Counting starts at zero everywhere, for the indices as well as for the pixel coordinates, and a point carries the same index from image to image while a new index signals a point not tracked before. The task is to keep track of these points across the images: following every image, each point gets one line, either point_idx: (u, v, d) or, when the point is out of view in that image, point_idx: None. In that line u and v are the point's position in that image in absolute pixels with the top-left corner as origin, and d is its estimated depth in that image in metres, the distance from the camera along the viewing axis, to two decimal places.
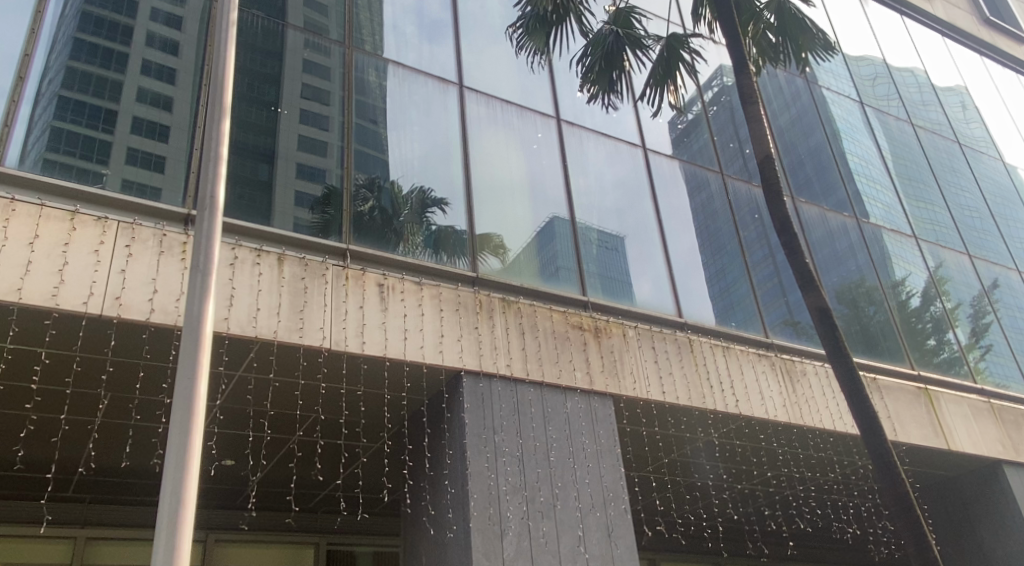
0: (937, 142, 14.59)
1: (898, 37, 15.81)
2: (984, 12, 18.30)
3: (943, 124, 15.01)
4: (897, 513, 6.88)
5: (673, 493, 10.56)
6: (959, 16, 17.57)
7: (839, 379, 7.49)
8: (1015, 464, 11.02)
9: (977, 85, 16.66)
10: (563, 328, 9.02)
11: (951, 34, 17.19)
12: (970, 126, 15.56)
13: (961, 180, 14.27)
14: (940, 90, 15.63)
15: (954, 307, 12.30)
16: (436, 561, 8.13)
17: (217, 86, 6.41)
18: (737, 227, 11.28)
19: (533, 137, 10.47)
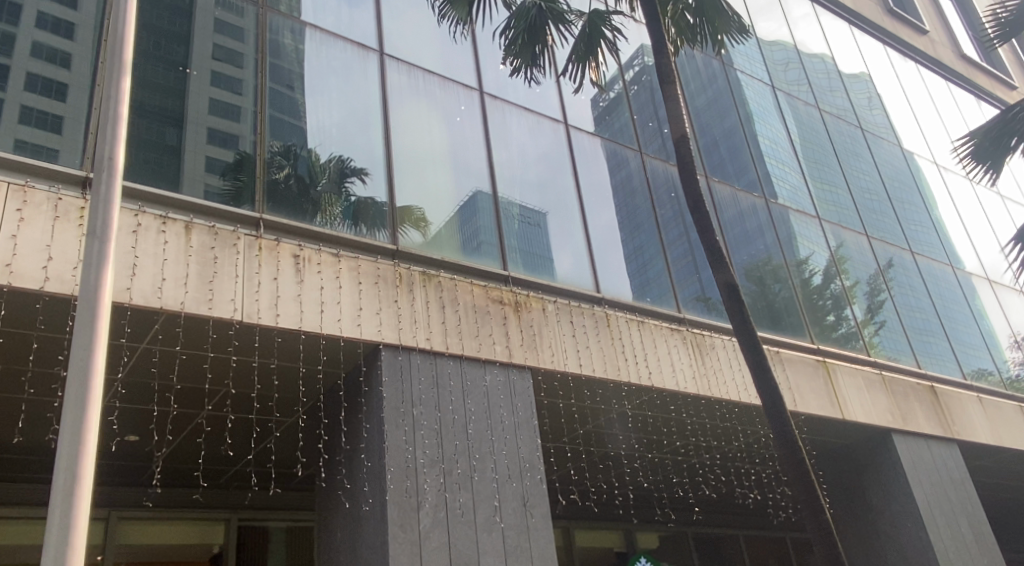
0: (841, 126, 15.29)
1: (808, 23, 16.45)
2: (888, 4, 19.29)
3: (847, 110, 15.72)
4: (795, 479, 7.25)
5: (587, 462, 10.84)
6: (865, 6, 18.45)
7: (745, 352, 7.81)
8: (903, 432, 11.78)
9: (880, 73, 17.50)
10: (483, 302, 9.06)
11: (857, 23, 18.00)
12: (872, 111, 16.36)
13: (862, 164, 15.02)
14: (846, 76, 16.37)
15: (852, 285, 13.01)
16: (352, 535, 8.10)
17: (113, 44, 6.13)
18: (654, 206, 11.53)
19: (456, 109, 10.39)
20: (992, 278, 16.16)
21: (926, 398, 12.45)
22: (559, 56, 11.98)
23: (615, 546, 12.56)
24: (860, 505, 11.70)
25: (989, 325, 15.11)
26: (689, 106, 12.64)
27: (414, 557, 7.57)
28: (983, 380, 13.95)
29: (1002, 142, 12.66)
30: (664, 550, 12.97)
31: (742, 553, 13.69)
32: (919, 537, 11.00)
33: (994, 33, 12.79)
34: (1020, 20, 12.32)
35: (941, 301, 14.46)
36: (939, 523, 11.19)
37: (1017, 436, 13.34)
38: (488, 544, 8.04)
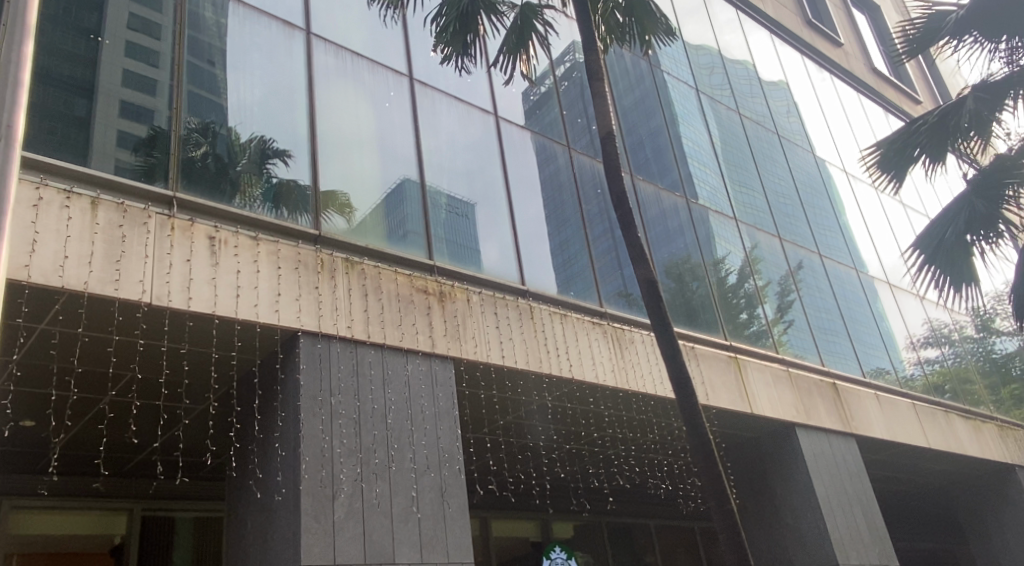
0: (760, 132, 15.84)
1: (731, 30, 17.01)
2: (807, 15, 20.20)
3: (766, 117, 16.32)
4: (704, 469, 7.46)
5: (506, 453, 10.93)
6: (785, 17, 19.24)
7: (661, 346, 7.98)
8: (805, 426, 12.34)
9: (797, 83, 18.25)
10: (407, 291, 8.98)
11: (777, 32, 18.70)
12: (789, 119, 17.03)
13: (777, 168, 15.64)
14: (766, 84, 17.03)
15: (764, 285, 13.54)
16: (263, 525, 7.90)
17: (17, 10, 5.80)
18: (580, 201, 11.67)
19: (385, 94, 10.23)
20: (892, 283, 17.11)
21: (828, 394, 13.09)
22: (490, 46, 11.97)
23: (530, 535, 12.60)
24: (764, 495, 12.22)
25: (888, 326, 16.01)
26: (616, 104, 12.92)
27: (327, 548, 7.43)
28: (880, 378, 14.76)
29: (906, 154, 13.45)
30: (579, 539, 13.09)
31: (653, 543, 13.93)
32: (816, 527, 11.56)
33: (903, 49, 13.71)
34: (927, 38, 13.18)
35: (845, 302, 15.18)
36: (836, 513, 11.79)
37: (909, 431, 14.21)
38: (404, 534, 7.94)
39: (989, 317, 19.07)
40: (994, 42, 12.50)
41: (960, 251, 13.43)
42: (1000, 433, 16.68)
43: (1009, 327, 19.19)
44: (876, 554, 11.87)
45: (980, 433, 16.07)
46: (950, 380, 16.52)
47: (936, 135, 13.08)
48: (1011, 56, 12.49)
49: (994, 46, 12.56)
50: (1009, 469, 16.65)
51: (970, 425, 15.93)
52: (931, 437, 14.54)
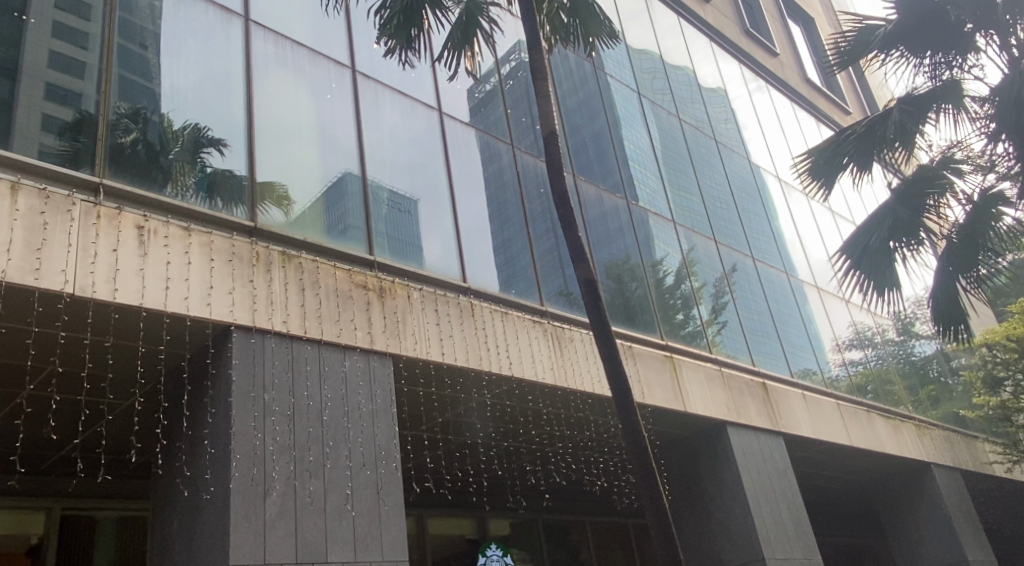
0: (697, 137, 16.45)
1: (672, 35, 17.50)
2: (745, 24, 20.94)
3: (704, 122, 16.93)
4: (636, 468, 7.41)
5: (444, 450, 10.92)
6: (724, 25, 19.93)
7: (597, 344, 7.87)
8: (736, 424, 12.72)
9: (734, 90, 18.90)
10: (345, 287, 8.82)
11: (716, 40, 19.35)
12: (726, 125, 17.70)
13: (713, 173, 16.29)
14: (705, 91, 17.68)
15: (700, 286, 14.14)
16: (189, 527, 7.53)
17: None
18: (523, 200, 11.83)
19: (327, 85, 10.05)
20: (820, 287, 18.00)
21: (758, 394, 13.54)
22: (436, 41, 11.94)
23: (467, 532, 12.60)
24: (695, 492, 12.53)
25: (815, 329, 16.85)
26: (560, 106, 13.30)
27: (257, 548, 7.13)
28: (807, 378, 15.38)
29: (835, 162, 14.21)
30: (515, 537, 13.12)
31: (588, 540, 14.05)
32: (744, 523, 11.90)
33: (835, 60, 14.32)
34: (857, 51, 13.79)
35: (776, 304, 15.97)
36: (763, 509, 12.16)
37: (833, 429, 14.83)
38: (337, 532, 7.70)
39: (911, 322, 20.76)
40: (919, 57, 13.12)
41: (883, 257, 14.01)
42: (917, 432, 17.69)
43: (926, 329, 21.00)
44: (799, 548, 12.29)
45: (897, 431, 16.93)
46: (872, 381, 17.46)
47: (864, 144, 13.85)
48: (934, 70, 13.15)
49: (919, 60, 13.17)
50: (924, 466, 17.53)
51: (889, 424, 16.85)
52: (852, 434, 15.27)
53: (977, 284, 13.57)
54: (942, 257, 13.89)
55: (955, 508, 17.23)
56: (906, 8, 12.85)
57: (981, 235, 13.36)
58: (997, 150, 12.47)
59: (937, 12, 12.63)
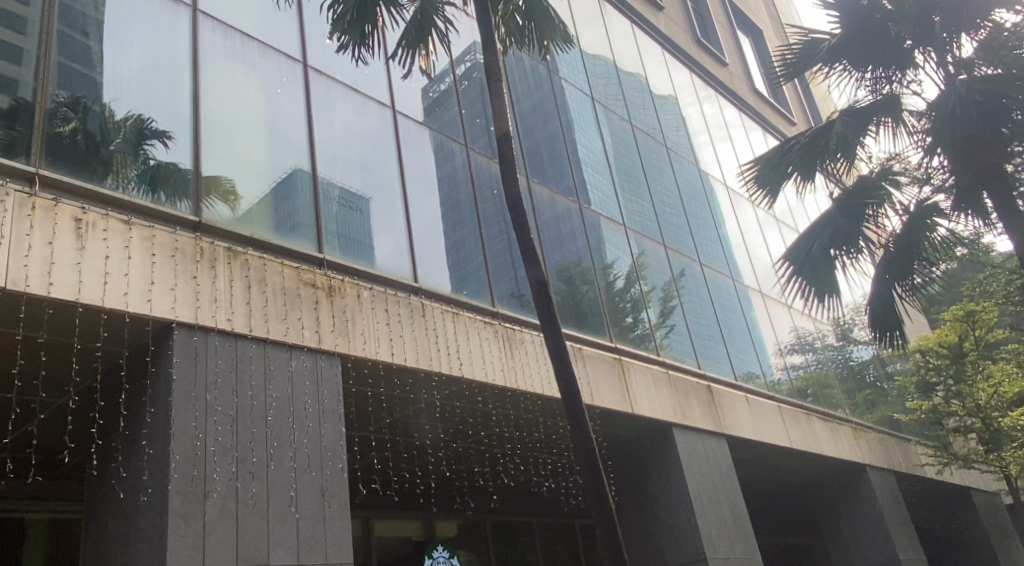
0: (649, 143, 16.68)
1: (626, 41, 17.68)
2: (696, 33, 21.33)
3: (655, 128, 17.17)
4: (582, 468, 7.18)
5: (392, 451, 10.85)
6: (677, 34, 20.26)
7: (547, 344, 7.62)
8: (681, 426, 12.90)
9: (684, 98, 19.22)
10: (293, 284, 8.61)
11: (669, 48, 19.64)
12: (677, 133, 18.00)
13: (664, 179, 16.54)
14: (657, 98, 17.94)
15: (649, 290, 14.31)
16: (123, 531, 7.14)
17: None
18: (476, 202, 11.87)
19: (278, 80, 9.85)
20: (764, 292, 18.45)
21: (703, 396, 13.79)
22: (390, 39, 11.86)
23: (414, 534, 12.48)
24: (641, 493, 12.65)
25: (759, 333, 17.23)
26: (515, 109, 13.35)
27: (195, 552, 6.81)
28: (751, 382, 15.71)
29: (780, 170, 14.52)
30: (462, 538, 13.08)
31: (534, 541, 14.07)
32: (688, 524, 12.04)
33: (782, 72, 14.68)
34: (802, 63, 14.14)
35: (722, 309, 16.28)
36: (706, 510, 12.33)
37: (774, 431, 15.16)
38: (280, 535, 7.41)
39: (850, 328, 21.41)
40: (861, 71, 13.52)
41: (824, 263, 14.35)
42: (854, 435, 18.22)
43: (863, 336, 21.73)
44: (740, 548, 12.51)
45: (834, 434, 17.39)
46: (812, 385, 17.91)
47: (807, 155, 14.19)
48: (875, 85, 13.54)
49: (861, 74, 13.58)
50: (859, 467, 18.03)
51: (828, 426, 17.31)
52: (792, 436, 15.64)
53: (912, 292, 14.00)
54: (879, 266, 14.29)
55: (888, 509, 17.76)
56: (850, 23, 13.19)
57: (917, 245, 13.72)
58: (932, 164, 12.83)
59: (879, 29, 13.01)
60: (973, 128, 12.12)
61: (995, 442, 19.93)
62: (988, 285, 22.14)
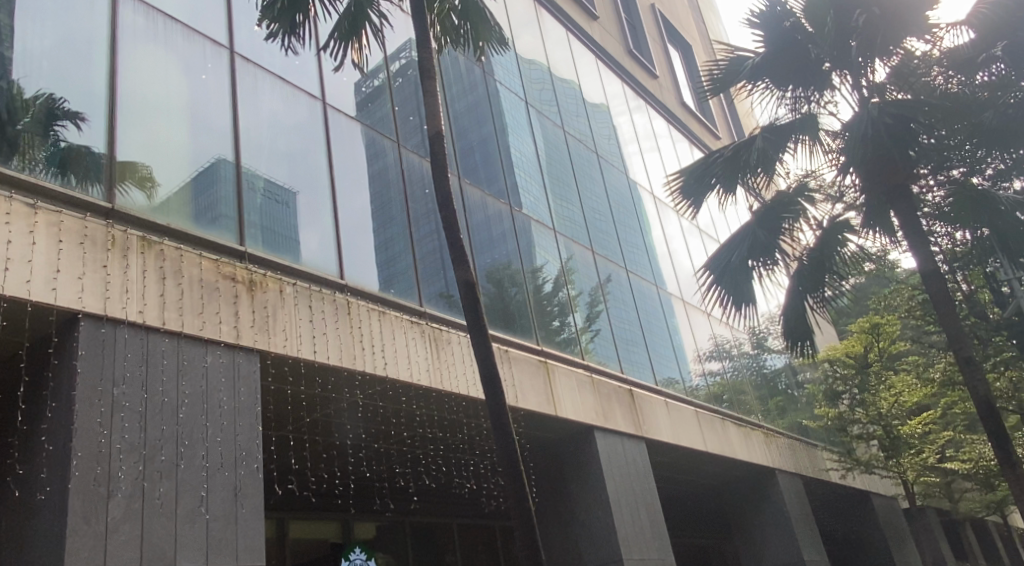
0: (580, 149, 16.81)
1: (561, 48, 17.79)
2: (629, 44, 21.66)
3: (587, 135, 17.34)
4: (504, 470, 7.11)
5: (311, 451, 10.68)
6: (610, 44, 20.53)
7: (474, 347, 7.53)
8: (603, 430, 13.04)
9: (616, 107, 19.46)
10: (212, 277, 8.33)
11: (603, 57, 19.86)
12: (608, 141, 18.21)
13: (594, 186, 16.71)
14: (590, 106, 18.13)
15: (576, 295, 14.42)
16: (20, 531, 6.80)
17: None
18: (407, 200, 11.79)
19: (202, 66, 9.57)
20: (686, 301, 18.87)
21: (625, 400, 13.95)
22: (323, 30, 11.68)
23: (330, 536, 12.27)
24: (561, 495, 12.72)
25: (679, 340, 17.58)
26: (448, 109, 13.26)
27: (96, 553, 6.51)
28: (671, 387, 16.03)
29: (704, 182, 14.84)
30: (380, 540, 12.92)
31: (454, 543, 14.01)
32: (606, 526, 12.16)
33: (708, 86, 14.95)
34: (726, 79, 14.45)
35: (646, 316, 16.55)
36: (623, 512, 12.46)
37: (691, 436, 15.45)
38: (187, 537, 7.15)
39: (764, 336, 22.08)
40: (782, 89, 13.91)
41: (742, 274, 14.67)
42: (766, 439, 18.69)
43: (777, 344, 22.46)
44: (655, 549, 12.72)
45: (748, 439, 17.83)
46: (727, 391, 18.37)
47: (731, 167, 14.50)
48: (795, 104, 14.00)
49: (782, 92, 13.99)
50: (770, 472, 18.52)
51: (741, 431, 17.74)
52: (709, 441, 15.98)
53: (823, 304, 14.48)
54: (793, 277, 14.65)
55: (796, 512, 18.30)
56: (775, 41, 13.61)
57: (828, 258, 14.28)
58: (846, 181, 13.22)
59: (799, 50, 13.49)
60: (885, 150, 12.51)
61: (895, 449, 21.39)
62: (893, 300, 23.12)
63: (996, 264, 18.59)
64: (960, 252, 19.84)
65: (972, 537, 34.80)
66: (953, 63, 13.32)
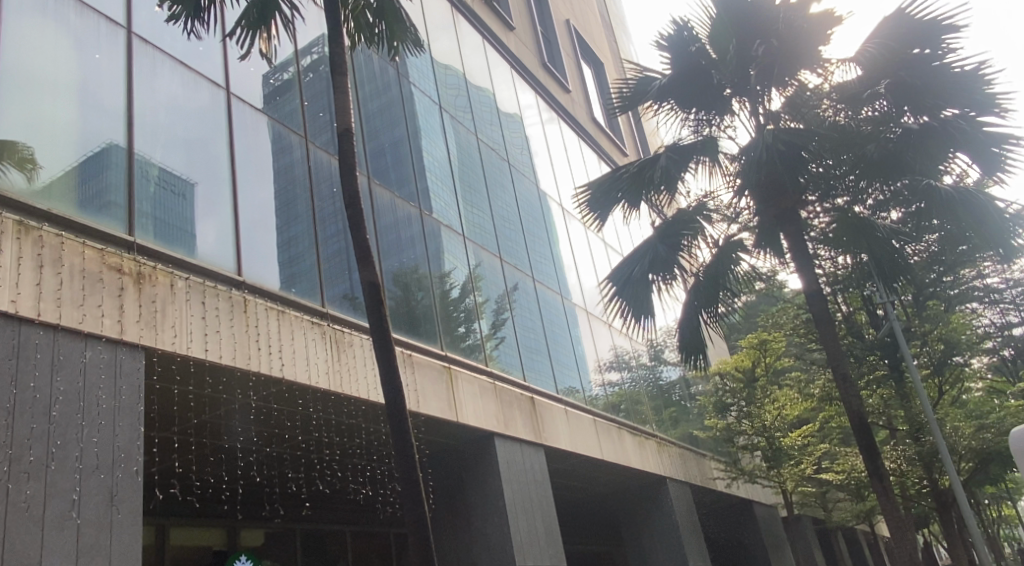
0: (492, 158, 16.82)
1: (476, 55, 17.77)
2: (544, 57, 21.88)
3: (500, 145, 17.36)
4: (402, 475, 7.01)
5: (197, 454, 10.31)
6: (526, 55, 20.71)
7: (377, 352, 7.37)
8: (503, 436, 13.06)
9: (528, 117, 19.57)
10: (95, 268, 7.89)
11: (518, 68, 19.97)
12: (520, 150, 18.29)
13: (504, 194, 16.75)
14: (504, 115, 18.18)
15: (483, 302, 14.40)
16: None
17: None
18: (312, 199, 11.54)
19: (96, 44, 9.07)
20: (589, 312, 19.14)
21: (525, 407, 13.98)
22: (230, 16, 11.32)
23: (215, 544, 11.83)
24: (458, 501, 12.65)
25: (581, 350, 17.80)
26: (360, 108, 13.04)
27: None
28: (571, 396, 16.21)
29: (610, 197, 15.06)
30: (267, 548, 12.54)
31: (346, 551, 13.75)
32: (502, 533, 12.16)
33: (618, 103, 15.16)
34: (634, 100, 14.65)
35: (550, 325, 16.67)
36: (520, 519, 12.49)
37: (588, 444, 15.63)
38: (56, 542, 6.75)
39: (661, 349, 22.66)
40: (686, 112, 14.32)
41: (643, 287, 14.93)
42: (658, 448, 19.08)
43: (672, 357, 23.16)
44: (548, 556, 12.81)
45: (642, 448, 18.16)
46: (624, 401, 18.71)
47: (635, 184, 14.78)
48: (697, 126, 14.46)
49: (686, 114, 14.40)
50: (662, 480, 18.95)
51: (636, 440, 18.07)
52: (605, 449, 16.20)
53: (716, 319, 14.88)
54: (690, 293, 15.02)
55: (683, 519, 18.74)
56: (681, 65, 14.01)
57: (723, 276, 14.67)
58: (741, 204, 14.02)
59: (702, 75, 13.96)
60: (777, 175, 13.02)
61: (777, 460, 21.97)
62: (779, 318, 24.04)
63: (874, 288, 19.58)
64: (841, 275, 20.81)
65: (841, 546, 36.57)
66: (842, 98, 13.87)
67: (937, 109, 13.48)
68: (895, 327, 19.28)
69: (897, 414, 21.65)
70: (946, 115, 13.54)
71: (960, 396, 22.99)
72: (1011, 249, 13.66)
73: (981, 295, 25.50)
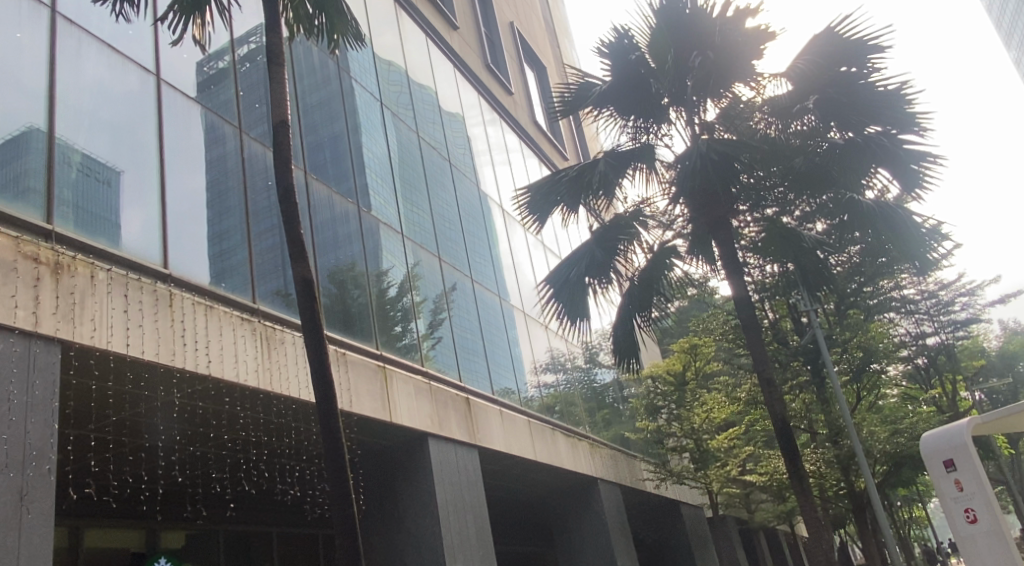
0: (433, 156, 16.70)
1: (419, 53, 17.63)
2: (487, 58, 21.85)
3: (441, 143, 17.25)
4: (331, 475, 6.89)
5: (116, 453, 9.97)
6: (469, 54, 20.65)
7: (308, 350, 7.21)
8: (437, 436, 12.97)
9: (470, 117, 19.52)
10: (10, 256, 7.54)
11: (461, 67, 19.89)
12: (461, 150, 18.22)
13: (445, 193, 16.66)
14: (446, 114, 18.10)
15: (420, 301, 14.29)
16: None
17: None
18: (245, 191, 11.29)
19: (18, 22, 8.68)
20: (527, 313, 19.18)
21: (460, 407, 13.91)
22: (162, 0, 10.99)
23: (133, 546, 11.46)
24: (389, 502, 12.52)
25: (518, 351, 17.82)
26: (298, 100, 12.80)
27: None
28: (506, 397, 16.22)
29: (549, 200, 15.08)
30: (189, 549, 12.20)
31: (271, 553, 13.48)
32: (433, 534, 12.07)
33: (558, 107, 15.20)
34: (574, 104, 14.76)
35: (487, 325, 16.64)
36: (451, 520, 12.41)
37: (521, 445, 15.64)
38: None
39: (595, 352, 22.82)
40: (625, 119, 14.49)
41: (580, 290, 15.00)
42: (591, 450, 19.21)
43: (607, 360, 23.53)
44: (479, 557, 12.77)
45: (575, 449, 18.25)
46: (559, 403, 18.82)
47: (575, 187, 14.87)
48: (636, 133, 14.64)
49: (625, 121, 14.58)
50: (593, 481, 19.10)
51: (569, 441, 18.15)
52: (539, 450, 16.24)
53: (649, 323, 15.04)
54: (625, 297, 15.15)
55: (613, 519, 18.89)
56: (621, 72, 14.12)
57: (657, 280, 14.83)
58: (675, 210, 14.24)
59: (641, 83, 14.08)
60: (711, 183, 13.20)
61: (704, 461, 22.56)
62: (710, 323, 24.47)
63: (800, 296, 20.10)
64: (769, 283, 21.28)
65: (763, 546, 37.49)
66: (774, 110, 14.09)
67: (862, 126, 13.81)
68: (817, 335, 19.72)
69: (818, 417, 22.20)
70: (870, 132, 13.89)
71: (877, 401, 23.68)
72: (927, 263, 14.32)
73: (899, 305, 26.33)
